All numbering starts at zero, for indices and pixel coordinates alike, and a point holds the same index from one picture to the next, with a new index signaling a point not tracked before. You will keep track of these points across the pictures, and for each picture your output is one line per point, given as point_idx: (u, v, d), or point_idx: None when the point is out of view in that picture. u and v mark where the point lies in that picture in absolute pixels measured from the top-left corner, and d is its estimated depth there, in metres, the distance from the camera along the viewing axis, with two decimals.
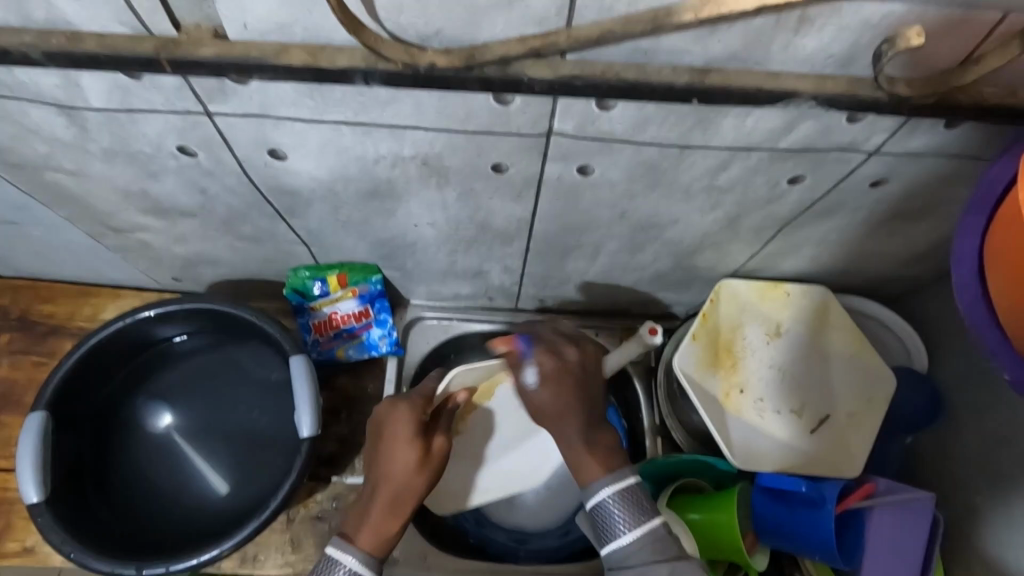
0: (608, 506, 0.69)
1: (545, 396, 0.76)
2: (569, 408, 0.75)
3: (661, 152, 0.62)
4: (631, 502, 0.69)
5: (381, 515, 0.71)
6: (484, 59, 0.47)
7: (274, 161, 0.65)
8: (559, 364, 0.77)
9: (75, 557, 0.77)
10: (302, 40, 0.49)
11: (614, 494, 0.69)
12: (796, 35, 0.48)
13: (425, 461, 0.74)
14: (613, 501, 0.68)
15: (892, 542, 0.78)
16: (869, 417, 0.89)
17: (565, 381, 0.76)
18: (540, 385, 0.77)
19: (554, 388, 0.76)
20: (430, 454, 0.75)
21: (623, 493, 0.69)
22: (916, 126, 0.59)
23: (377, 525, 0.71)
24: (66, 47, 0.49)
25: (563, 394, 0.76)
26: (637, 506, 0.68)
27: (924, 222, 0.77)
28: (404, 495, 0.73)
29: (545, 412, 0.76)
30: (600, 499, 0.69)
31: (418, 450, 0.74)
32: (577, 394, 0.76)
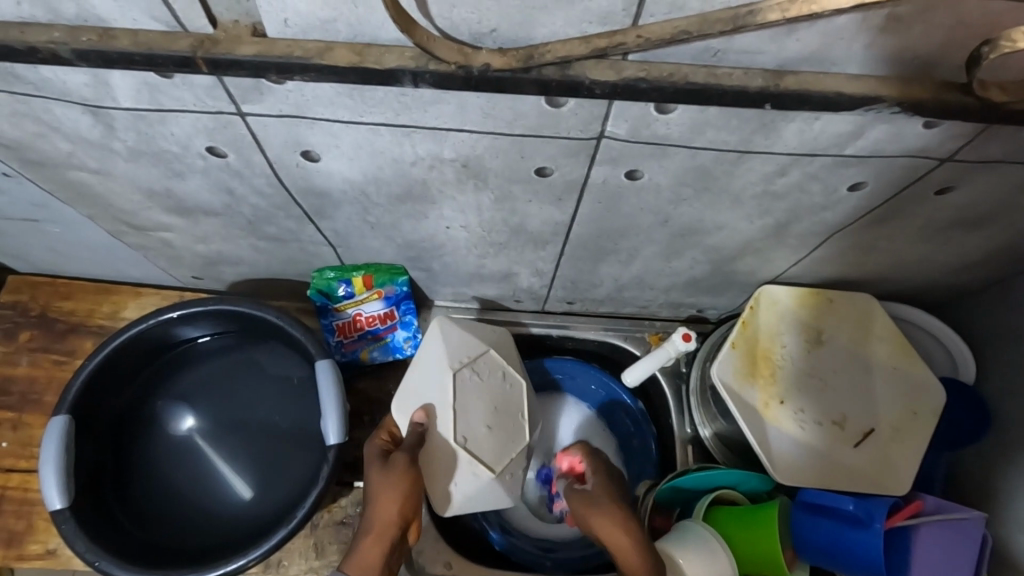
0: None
1: (601, 495, 0.75)
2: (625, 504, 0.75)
3: (717, 157, 0.58)
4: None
5: (364, 546, 0.69)
6: (543, 60, 0.44)
7: (306, 162, 0.62)
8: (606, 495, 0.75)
9: (99, 566, 0.76)
10: (347, 38, 0.46)
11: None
12: (884, 34, 0.44)
13: (388, 475, 0.70)
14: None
15: (940, 564, 0.75)
16: (916, 431, 0.85)
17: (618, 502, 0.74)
18: (596, 481, 0.77)
19: (606, 484, 0.77)
20: (398, 474, 0.70)
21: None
22: (995, 134, 0.55)
23: (360, 560, 0.68)
24: (97, 44, 0.46)
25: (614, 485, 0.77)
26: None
27: (988, 230, 0.73)
28: (375, 523, 0.69)
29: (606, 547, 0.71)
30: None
31: (378, 467, 0.71)
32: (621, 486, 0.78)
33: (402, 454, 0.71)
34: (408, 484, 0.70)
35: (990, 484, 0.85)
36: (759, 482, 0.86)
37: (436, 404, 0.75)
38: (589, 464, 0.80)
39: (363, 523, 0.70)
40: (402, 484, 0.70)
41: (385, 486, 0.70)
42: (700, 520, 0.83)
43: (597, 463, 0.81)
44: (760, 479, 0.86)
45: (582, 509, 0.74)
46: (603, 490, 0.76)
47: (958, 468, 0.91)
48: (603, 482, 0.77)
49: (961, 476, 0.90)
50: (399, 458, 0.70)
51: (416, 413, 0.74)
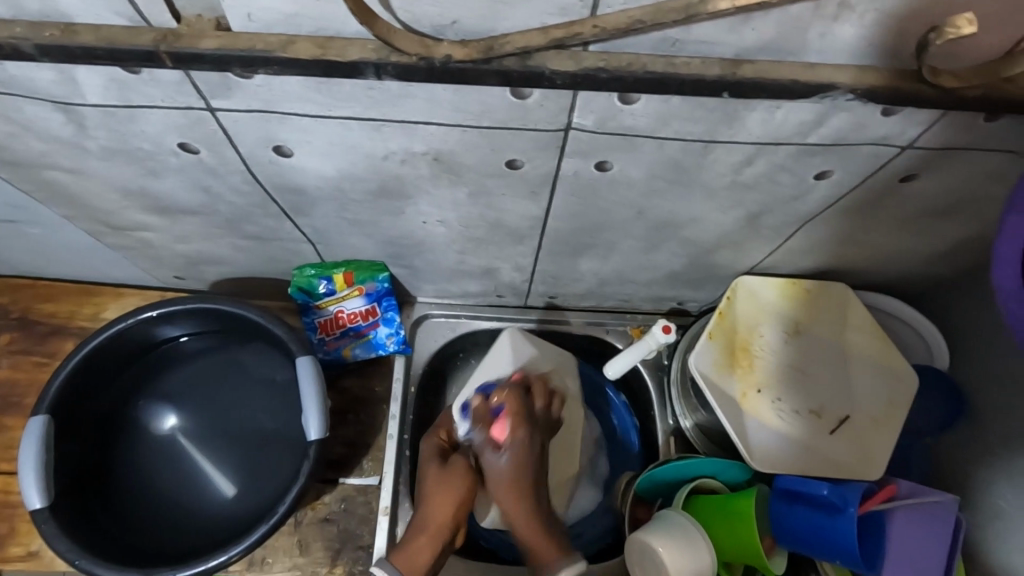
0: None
1: (505, 474, 0.81)
2: (526, 484, 0.82)
3: (684, 147, 0.59)
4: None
5: (415, 536, 0.81)
6: (503, 51, 0.44)
7: (280, 158, 0.63)
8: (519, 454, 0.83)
9: (81, 564, 0.76)
10: (310, 31, 0.46)
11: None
12: (836, 23, 0.45)
13: (448, 475, 0.84)
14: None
15: (911, 546, 0.77)
16: (891, 418, 0.86)
17: (519, 483, 0.82)
18: (507, 459, 0.82)
19: (519, 460, 0.82)
20: (456, 475, 0.84)
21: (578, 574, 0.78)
22: (953, 120, 0.56)
23: (412, 551, 0.80)
24: (61, 40, 0.46)
25: (524, 459, 0.82)
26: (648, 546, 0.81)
27: (955, 218, 0.74)
28: (430, 521, 0.82)
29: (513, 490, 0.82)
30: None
31: (438, 469, 0.85)
32: (530, 465, 0.82)
33: (464, 460, 0.86)
34: (463, 488, 0.84)
35: (966, 469, 0.87)
36: (738, 471, 0.88)
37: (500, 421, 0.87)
38: (507, 433, 0.82)
39: (418, 517, 0.83)
40: (457, 486, 0.84)
41: (446, 486, 0.84)
42: (680, 509, 0.84)
43: (521, 433, 0.82)
44: (738, 469, 0.88)
45: (492, 477, 0.83)
46: (513, 464, 0.82)
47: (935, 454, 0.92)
48: (518, 452, 0.82)
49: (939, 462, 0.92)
50: (460, 464, 0.85)
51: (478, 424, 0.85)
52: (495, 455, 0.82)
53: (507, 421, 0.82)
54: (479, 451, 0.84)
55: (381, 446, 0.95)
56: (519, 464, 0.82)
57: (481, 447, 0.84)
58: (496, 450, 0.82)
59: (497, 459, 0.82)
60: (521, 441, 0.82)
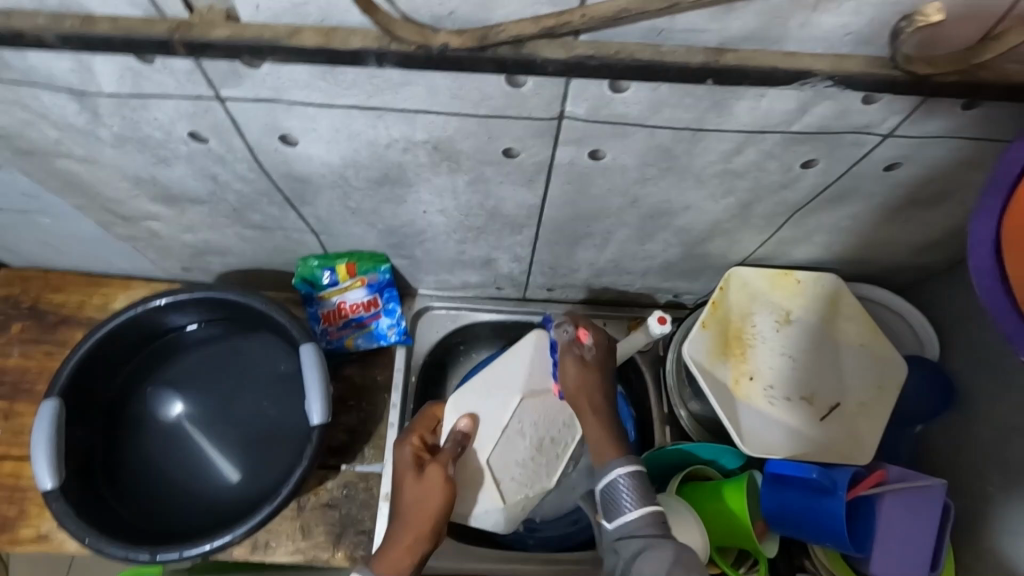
0: (619, 484, 0.72)
1: (590, 366, 0.80)
2: (602, 385, 0.80)
3: (674, 135, 0.61)
4: (639, 484, 0.72)
5: (393, 545, 0.73)
6: (498, 39, 0.47)
7: (285, 147, 0.65)
8: (600, 348, 0.82)
9: (89, 544, 0.78)
10: (315, 21, 0.49)
11: (628, 473, 0.72)
12: (814, 13, 0.47)
13: (424, 483, 0.75)
14: (625, 479, 0.72)
15: (901, 529, 0.78)
16: (880, 404, 0.88)
17: (598, 383, 0.80)
18: (594, 351, 0.81)
19: (598, 360, 0.81)
20: (430, 485, 0.75)
21: (634, 475, 0.72)
22: (932, 108, 0.58)
23: (392, 558, 0.72)
24: (80, 29, 0.49)
25: (603, 362, 0.81)
26: (645, 490, 0.71)
27: (939, 208, 0.76)
28: (408, 528, 0.73)
29: (583, 387, 0.79)
30: (613, 479, 0.72)
31: (413, 476, 0.76)
32: (608, 368, 0.81)
33: (439, 466, 0.76)
34: (443, 492, 0.75)
35: (957, 456, 0.88)
36: (732, 456, 0.90)
37: (482, 416, 0.84)
38: (591, 335, 0.81)
39: (397, 526, 0.74)
40: (437, 491, 0.75)
41: (423, 492, 0.75)
42: (674, 495, 0.85)
43: (603, 335, 0.83)
44: (731, 454, 0.90)
45: (567, 366, 0.80)
46: (592, 363, 0.81)
47: (927, 443, 0.94)
48: (600, 356, 0.81)
49: (931, 449, 0.93)
50: (436, 467, 0.76)
51: (461, 420, 0.83)
52: (581, 348, 0.81)
53: (590, 330, 0.82)
54: (558, 346, 0.82)
55: (383, 434, 0.97)
56: (600, 363, 0.81)
57: (564, 342, 0.82)
58: (582, 344, 0.81)
59: (583, 348, 0.81)
60: (606, 343, 0.82)
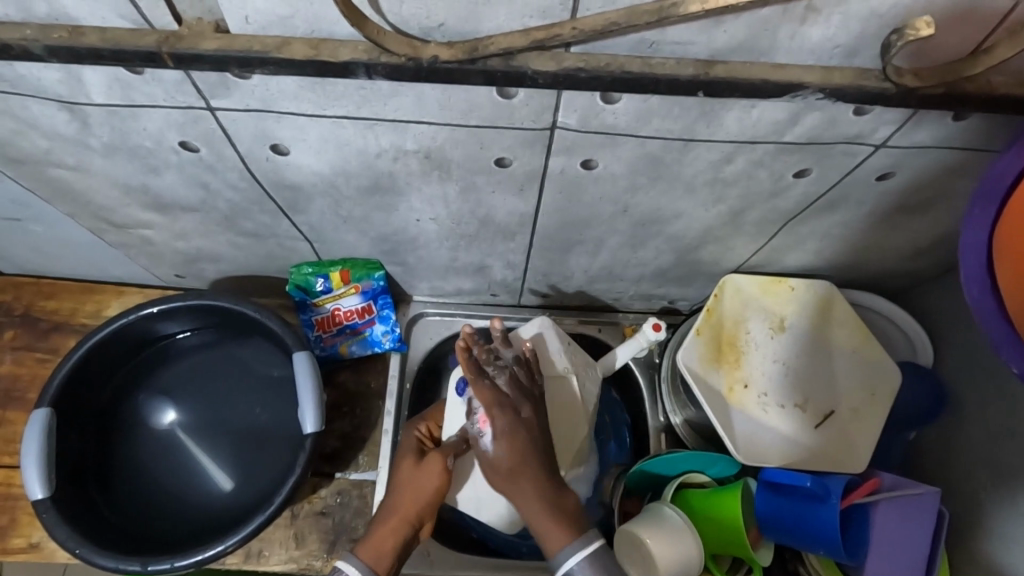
0: (573, 574, 0.67)
1: (506, 464, 0.71)
2: (528, 475, 0.70)
3: (665, 145, 0.61)
4: (597, 570, 0.68)
5: (381, 531, 0.72)
6: (487, 52, 0.47)
7: (276, 156, 0.65)
8: (513, 420, 0.72)
9: (81, 553, 0.78)
10: (304, 33, 0.49)
11: (581, 563, 0.67)
12: (803, 25, 0.47)
13: (422, 469, 0.75)
14: (579, 569, 0.67)
15: (896, 537, 0.78)
16: (874, 411, 0.88)
17: (522, 468, 0.70)
18: (498, 445, 0.71)
19: (517, 451, 0.70)
20: (429, 470, 0.75)
21: (586, 562, 0.67)
22: (923, 118, 0.58)
23: (376, 539, 0.72)
24: (68, 41, 0.49)
25: (518, 455, 0.71)
26: (605, 571, 0.68)
27: (932, 216, 0.76)
28: (395, 511, 0.73)
29: (501, 472, 0.71)
30: (567, 571, 0.67)
31: (412, 462, 0.76)
32: (531, 454, 0.71)
33: (439, 454, 0.76)
34: (438, 481, 0.74)
35: (950, 462, 0.88)
36: (726, 464, 0.89)
37: None
38: (491, 425, 0.72)
39: (385, 508, 0.74)
40: (432, 478, 0.74)
41: (416, 479, 0.75)
42: (668, 503, 0.85)
43: (504, 419, 0.72)
44: (727, 461, 0.89)
45: (486, 462, 0.73)
46: (507, 457, 0.71)
47: (921, 448, 0.94)
48: (520, 435, 0.71)
49: (924, 454, 0.93)
50: (436, 456, 0.76)
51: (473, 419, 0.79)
52: (485, 441, 0.73)
53: (490, 415, 0.72)
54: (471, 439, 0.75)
55: (377, 441, 0.97)
56: (517, 455, 0.71)
57: (474, 435, 0.75)
58: (485, 439, 0.73)
59: (485, 442, 0.72)
60: (508, 431, 0.71)
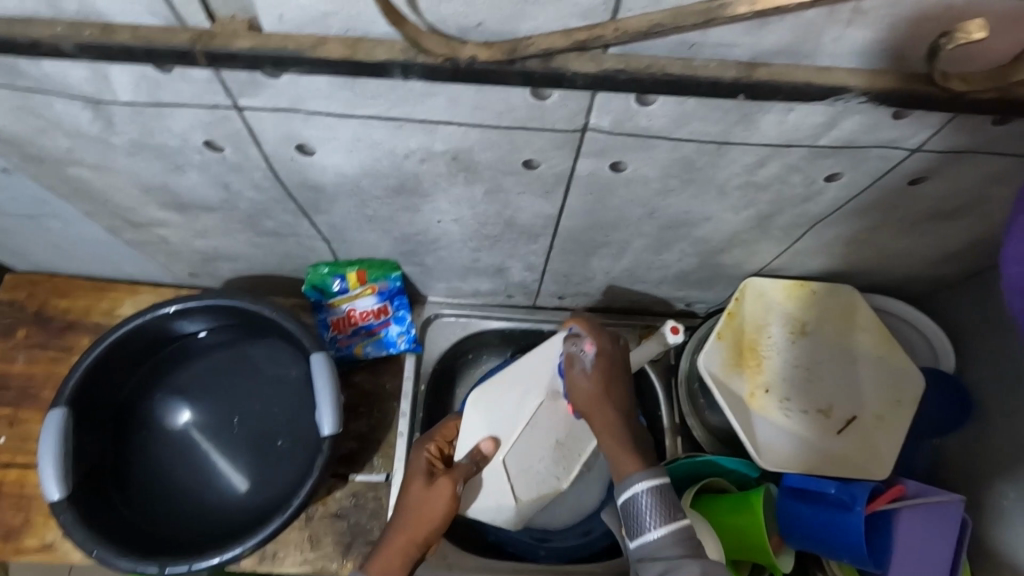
0: (639, 500, 0.67)
1: (595, 383, 0.74)
2: (607, 405, 0.73)
3: (698, 148, 0.60)
4: (661, 502, 0.66)
5: (387, 554, 0.72)
6: (527, 53, 0.46)
7: (301, 156, 0.64)
8: (613, 346, 0.77)
9: (98, 555, 0.77)
10: (340, 32, 0.48)
11: (648, 489, 0.67)
12: (848, 28, 0.46)
13: (431, 495, 0.74)
14: (646, 494, 0.66)
15: (919, 544, 0.77)
16: (897, 418, 0.87)
17: (607, 395, 0.74)
18: (588, 370, 0.75)
19: (602, 372, 0.75)
20: (438, 496, 0.74)
21: (657, 490, 0.67)
22: (961, 124, 0.57)
23: (383, 561, 0.71)
24: (100, 38, 0.48)
25: (610, 374, 0.75)
26: (668, 508, 0.66)
27: (962, 221, 0.75)
28: (402, 532, 0.72)
29: (584, 394, 0.74)
30: (633, 495, 0.67)
31: (421, 483, 0.75)
32: (614, 384, 0.75)
33: (449, 478, 0.75)
34: (448, 506, 0.73)
35: (972, 469, 0.87)
36: (746, 469, 0.87)
37: (503, 438, 0.81)
38: (594, 344, 0.75)
39: (391, 529, 0.74)
40: (441, 502, 0.74)
41: (425, 501, 0.74)
42: (689, 508, 0.84)
43: (611, 345, 0.77)
44: (746, 465, 0.87)
45: (576, 379, 0.75)
46: (597, 377, 0.74)
47: (942, 455, 0.93)
48: (609, 364, 0.75)
49: (944, 461, 0.93)
50: (446, 480, 0.75)
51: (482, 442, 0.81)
52: (584, 358, 0.75)
53: (596, 341, 0.76)
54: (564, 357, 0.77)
55: (392, 443, 0.96)
56: (606, 376, 0.75)
57: (569, 353, 0.77)
58: (586, 356, 0.75)
59: (587, 358, 0.75)
60: (610, 354, 0.76)
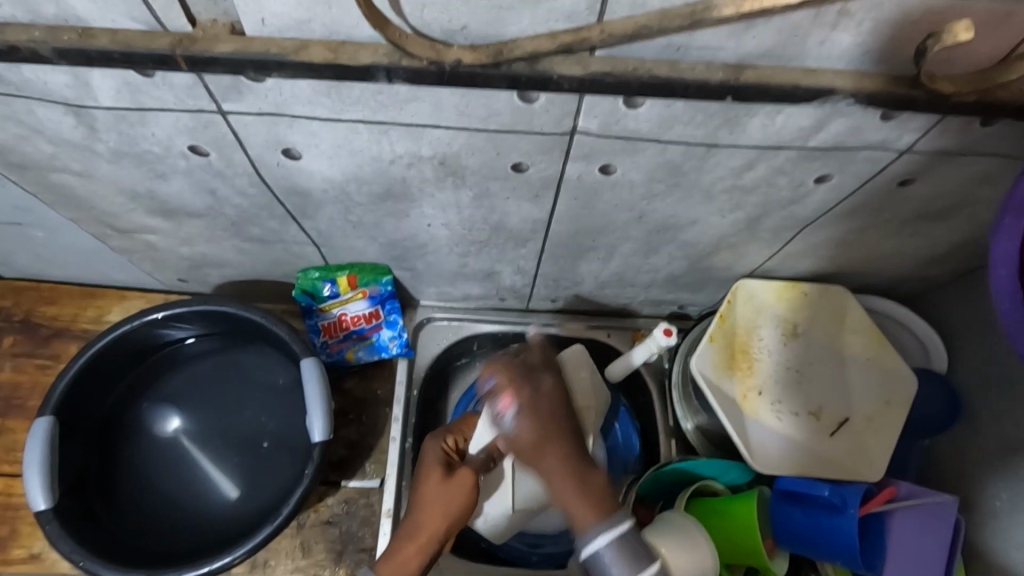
0: (600, 557, 0.61)
1: (527, 440, 0.64)
2: (554, 450, 0.63)
3: (686, 151, 0.60)
4: (625, 550, 0.61)
5: (405, 547, 0.69)
6: (511, 56, 0.46)
7: (287, 161, 0.64)
8: (534, 393, 0.66)
9: (84, 566, 0.76)
10: (322, 36, 0.48)
11: (608, 543, 0.61)
12: (834, 30, 0.46)
13: (454, 486, 0.72)
14: (606, 551, 0.61)
15: (910, 547, 0.77)
16: (889, 419, 0.87)
17: (547, 445, 0.63)
18: (518, 422, 0.64)
19: (535, 425, 0.64)
20: (459, 488, 0.72)
21: (617, 540, 0.61)
22: (948, 126, 0.57)
23: (399, 556, 0.69)
24: (78, 44, 0.48)
25: (540, 427, 0.64)
26: (633, 556, 0.61)
27: (952, 222, 0.75)
28: (422, 526, 0.70)
29: (518, 451, 0.65)
30: (591, 550, 0.61)
31: (440, 477, 0.72)
32: (554, 434, 0.64)
33: (470, 469, 0.73)
34: (468, 498, 0.72)
35: (965, 470, 0.87)
36: (740, 473, 0.88)
37: None
38: (511, 400, 0.65)
39: (409, 522, 0.71)
40: (460, 495, 0.72)
41: (446, 496, 0.72)
42: (681, 511, 0.83)
43: (529, 393, 0.66)
44: (740, 470, 0.88)
45: (507, 441, 0.66)
46: (531, 432, 0.64)
47: (935, 455, 0.93)
48: (537, 413, 0.65)
49: (937, 461, 0.93)
50: (467, 471, 0.73)
51: None
52: (503, 422, 0.65)
53: (512, 391, 0.66)
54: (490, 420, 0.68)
55: (384, 448, 0.95)
56: (540, 430, 0.64)
57: (492, 416, 0.68)
58: (505, 418, 0.65)
59: (507, 421, 0.65)
60: (531, 403, 0.65)
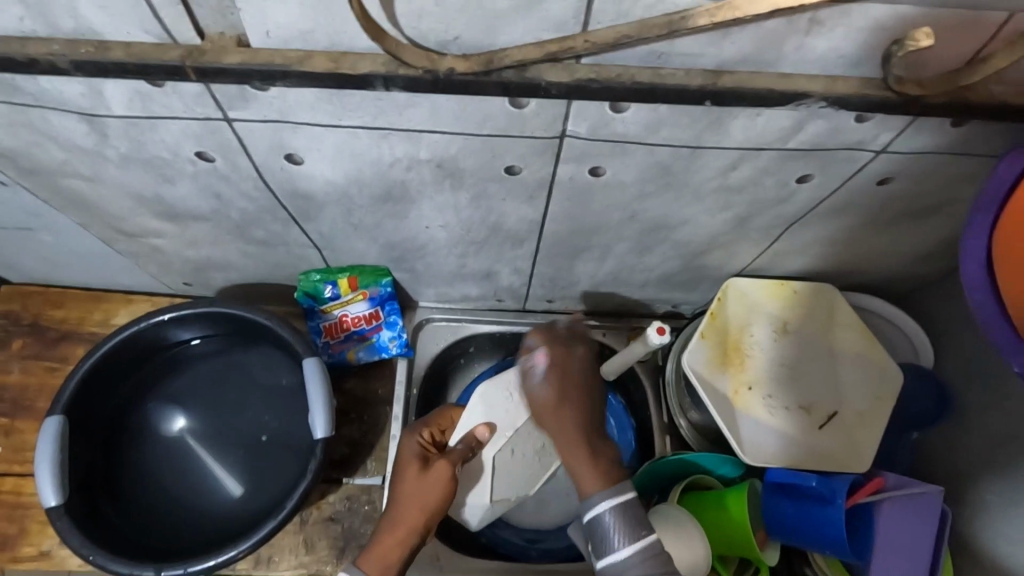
0: (604, 519, 0.65)
1: (548, 394, 0.73)
2: (567, 406, 0.72)
3: (672, 152, 0.63)
4: (627, 518, 0.65)
5: (387, 541, 0.72)
6: (502, 64, 0.49)
7: (290, 166, 0.66)
8: (567, 354, 0.76)
9: (94, 560, 0.78)
10: (324, 46, 0.50)
11: (613, 508, 0.65)
12: (806, 37, 0.49)
13: (429, 479, 0.74)
14: (609, 513, 0.65)
15: (898, 538, 0.78)
16: (877, 413, 0.90)
17: (565, 400, 0.72)
18: (547, 376, 0.74)
19: (558, 382, 0.73)
20: (436, 481, 0.74)
21: (621, 508, 0.65)
22: (922, 126, 0.60)
23: (382, 550, 0.72)
24: (93, 55, 0.50)
25: (562, 387, 0.73)
26: (635, 523, 0.65)
27: (933, 220, 0.78)
28: (401, 519, 0.72)
29: (537, 402, 0.74)
30: (596, 513, 0.65)
31: (416, 471, 0.74)
32: (572, 392, 0.73)
33: (444, 462, 0.75)
34: (445, 489, 0.73)
35: (951, 462, 0.90)
36: (731, 467, 0.90)
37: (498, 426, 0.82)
38: (544, 356, 0.75)
39: (390, 516, 0.74)
40: (436, 487, 0.73)
41: (422, 488, 0.73)
42: (675, 504, 0.86)
43: (563, 356, 0.76)
44: (730, 466, 0.91)
45: (529, 396, 0.74)
46: (551, 390, 0.73)
47: (923, 449, 0.95)
48: (566, 371, 0.74)
49: (926, 454, 0.95)
50: (442, 464, 0.75)
51: (477, 427, 0.81)
52: (534, 375, 0.75)
53: (548, 349, 0.76)
54: (521, 374, 0.77)
55: (385, 446, 0.98)
56: (560, 387, 0.73)
57: (525, 368, 0.77)
58: (538, 369, 0.75)
59: (537, 373, 0.74)
60: (562, 365, 0.75)
